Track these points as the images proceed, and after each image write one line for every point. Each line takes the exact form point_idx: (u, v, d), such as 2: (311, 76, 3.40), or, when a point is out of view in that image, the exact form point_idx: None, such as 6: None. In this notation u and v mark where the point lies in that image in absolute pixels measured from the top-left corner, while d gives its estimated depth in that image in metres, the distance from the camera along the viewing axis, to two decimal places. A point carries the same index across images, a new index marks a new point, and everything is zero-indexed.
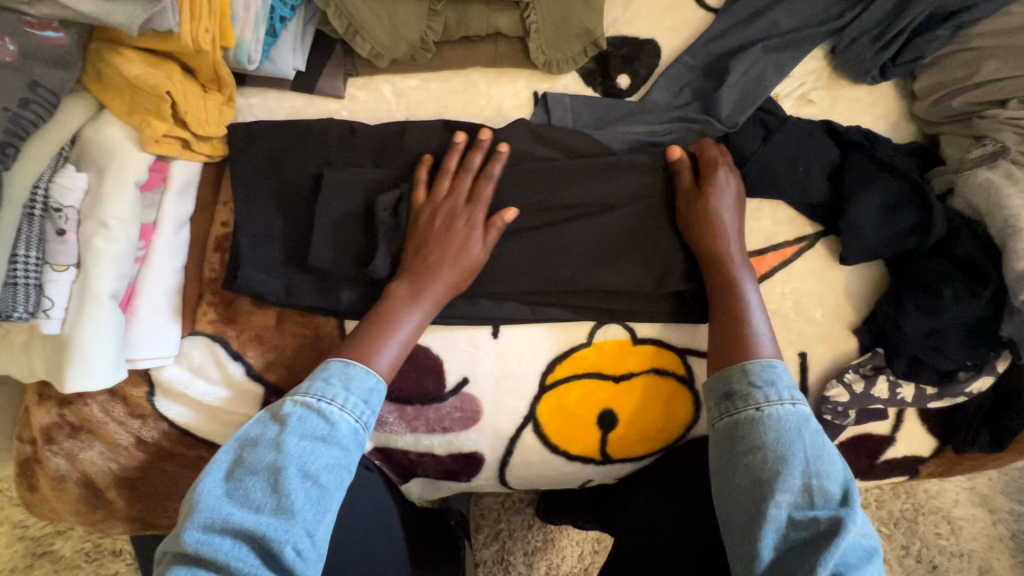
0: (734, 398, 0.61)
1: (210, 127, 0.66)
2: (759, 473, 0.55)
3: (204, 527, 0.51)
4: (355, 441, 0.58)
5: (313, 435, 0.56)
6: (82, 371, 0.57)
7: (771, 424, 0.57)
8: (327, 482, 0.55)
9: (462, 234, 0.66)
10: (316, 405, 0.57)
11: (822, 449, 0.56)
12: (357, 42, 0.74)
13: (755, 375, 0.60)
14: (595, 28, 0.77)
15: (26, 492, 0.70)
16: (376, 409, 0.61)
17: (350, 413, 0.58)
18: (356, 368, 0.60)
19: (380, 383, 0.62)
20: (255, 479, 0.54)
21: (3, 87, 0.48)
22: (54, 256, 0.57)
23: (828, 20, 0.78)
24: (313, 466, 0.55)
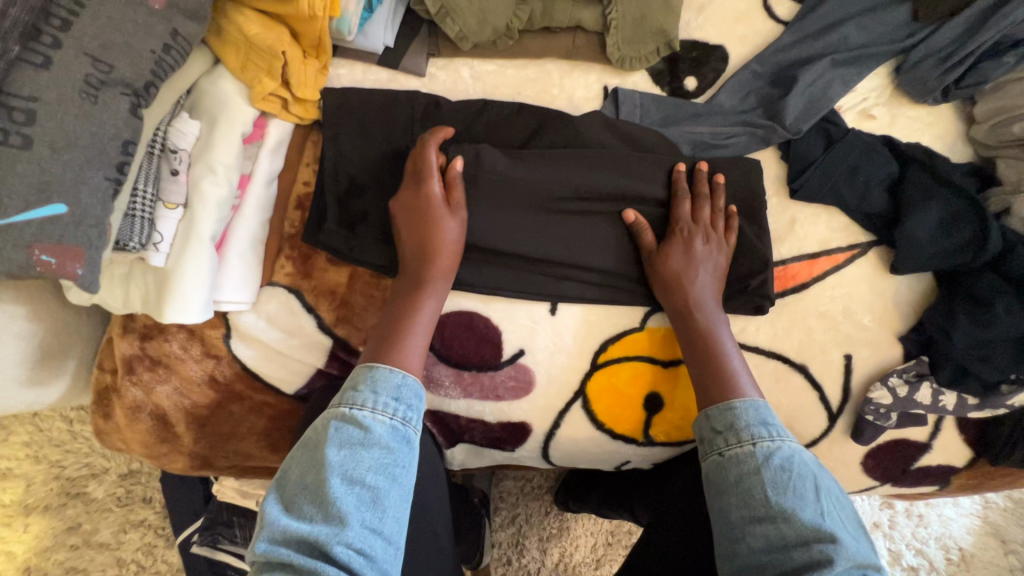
0: (704, 443, 0.64)
1: (308, 92, 0.69)
2: (730, 528, 0.57)
3: (271, 539, 0.53)
4: (396, 438, 0.58)
5: (352, 440, 0.57)
6: (178, 304, 0.61)
7: (740, 465, 0.59)
8: (373, 483, 0.55)
9: (430, 227, 0.67)
10: (350, 413, 0.58)
11: (794, 484, 0.57)
12: (447, 23, 0.77)
13: (717, 419, 0.63)
14: (670, 29, 0.80)
15: (100, 420, 0.74)
16: (409, 403, 0.60)
17: (383, 415, 0.58)
18: (380, 370, 0.61)
19: (406, 377, 0.62)
20: (309, 494, 0.55)
21: (150, 31, 0.52)
22: (167, 195, 0.61)
23: (898, 40, 0.81)
24: (357, 470, 0.55)
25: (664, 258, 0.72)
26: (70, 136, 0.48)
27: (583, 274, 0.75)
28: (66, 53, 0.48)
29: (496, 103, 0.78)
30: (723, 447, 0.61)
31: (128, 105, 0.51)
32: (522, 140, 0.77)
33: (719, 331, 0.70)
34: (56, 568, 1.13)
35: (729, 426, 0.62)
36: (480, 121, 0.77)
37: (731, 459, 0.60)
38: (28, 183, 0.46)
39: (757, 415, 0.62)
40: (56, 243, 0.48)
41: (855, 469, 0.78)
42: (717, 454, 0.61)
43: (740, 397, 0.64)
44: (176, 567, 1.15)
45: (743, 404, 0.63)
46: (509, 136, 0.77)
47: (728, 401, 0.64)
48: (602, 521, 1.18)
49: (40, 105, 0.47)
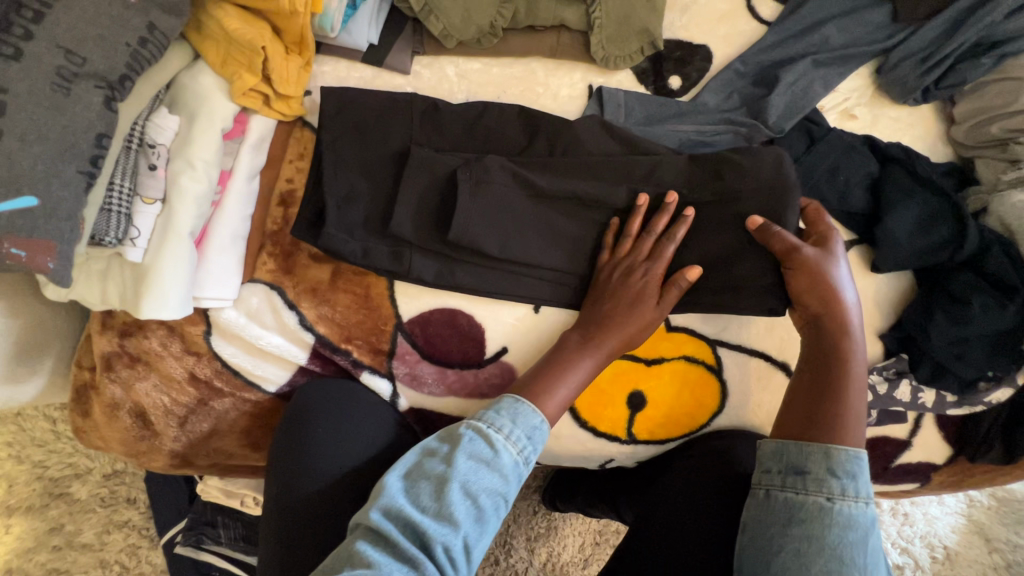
0: (807, 477, 0.58)
1: (289, 87, 0.69)
2: (809, 551, 0.55)
3: (385, 511, 0.54)
4: (514, 473, 0.58)
5: (478, 462, 0.57)
6: (156, 299, 0.61)
7: (841, 519, 0.56)
8: (485, 506, 0.56)
9: (637, 287, 0.69)
10: (486, 431, 0.59)
11: (879, 551, 0.57)
12: (431, 21, 0.77)
13: (843, 465, 0.57)
14: (654, 28, 0.80)
15: (79, 417, 0.74)
16: (535, 446, 0.61)
17: (513, 447, 0.59)
18: (525, 406, 0.61)
19: (542, 422, 0.62)
20: (429, 486, 0.56)
21: (126, 24, 0.52)
22: (144, 189, 0.61)
23: (879, 40, 0.82)
24: (477, 487, 0.56)
25: (803, 269, 0.65)
26: (41, 128, 0.47)
27: (543, 274, 0.74)
28: (39, 46, 0.48)
29: (496, 106, 0.77)
30: (833, 492, 0.57)
31: (102, 98, 0.51)
32: (522, 144, 0.76)
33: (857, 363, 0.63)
34: (37, 569, 1.12)
35: (850, 474, 0.57)
36: (479, 124, 0.76)
37: (837, 508, 0.56)
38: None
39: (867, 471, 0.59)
40: (27, 237, 0.47)
41: None
42: (816, 491, 0.57)
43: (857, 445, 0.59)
44: (160, 568, 1.14)
45: (853, 454, 0.58)
46: (508, 141, 0.76)
47: (855, 450, 0.58)
48: (590, 520, 1.18)
49: (11, 97, 0.46)
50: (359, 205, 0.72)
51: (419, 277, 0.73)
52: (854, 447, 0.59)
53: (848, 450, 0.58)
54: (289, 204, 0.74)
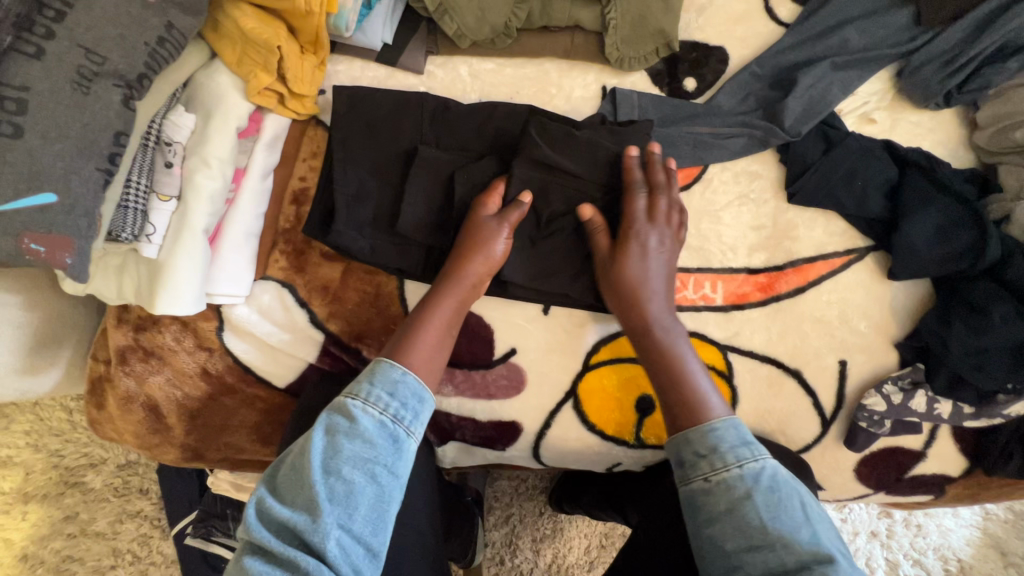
0: (709, 459, 0.59)
1: (303, 86, 0.70)
2: (711, 537, 0.56)
3: (260, 520, 0.53)
4: (381, 434, 0.56)
5: (338, 435, 0.55)
6: (170, 296, 0.61)
7: (729, 492, 0.57)
8: (353, 475, 0.54)
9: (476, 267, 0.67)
10: (344, 403, 0.58)
11: (782, 503, 0.56)
12: (445, 21, 0.77)
13: (699, 443, 0.61)
14: (670, 29, 0.80)
15: (94, 409, 0.75)
16: (404, 400, 0.59)
17: (373, 407, 0.57)
18: (382, 363, 0.61)
19: (406, 373, 0.60)
20: (295, 481, 0.54)
21: (144, 24, 0.53)
22: (161, 187, 0.62)
23: (901, 43, 0.80)
24: (337, 461, 0.54)
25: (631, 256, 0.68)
26: (62, 126, 0.48)
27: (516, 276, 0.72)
28: (60, 45, 0.48)
29: (507, 107, 0.76)
30: (708, 473, 0.59)
31: (120, 97, 0.52)
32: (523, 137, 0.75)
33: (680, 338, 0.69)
34: (52, 556, 1.14)
35: (712, 449, 0.60)
36: (488, 125, 0.75)
37: (718, 485, 0.58)
38: (19, 173, 0.46)
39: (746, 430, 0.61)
40: (46, 233, 0.48)
41: (848, 476, 0.77)
42: (716, 468, 0.59)
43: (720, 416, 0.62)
44: (171, 558, 1.16)
45: (722, 423, 0.61)
46: (513, 139, 0.75)
47: (710, 423, 0.61)
48: (596, 523, 1.18)
49: (32, 96, 0.47)
50: (362, 204, 0.72)
51: (425, 275, 0.73)
52: (710, 420, 0.62)
53: (702, 428, 0.61)
54: (302, 203, 0.75)
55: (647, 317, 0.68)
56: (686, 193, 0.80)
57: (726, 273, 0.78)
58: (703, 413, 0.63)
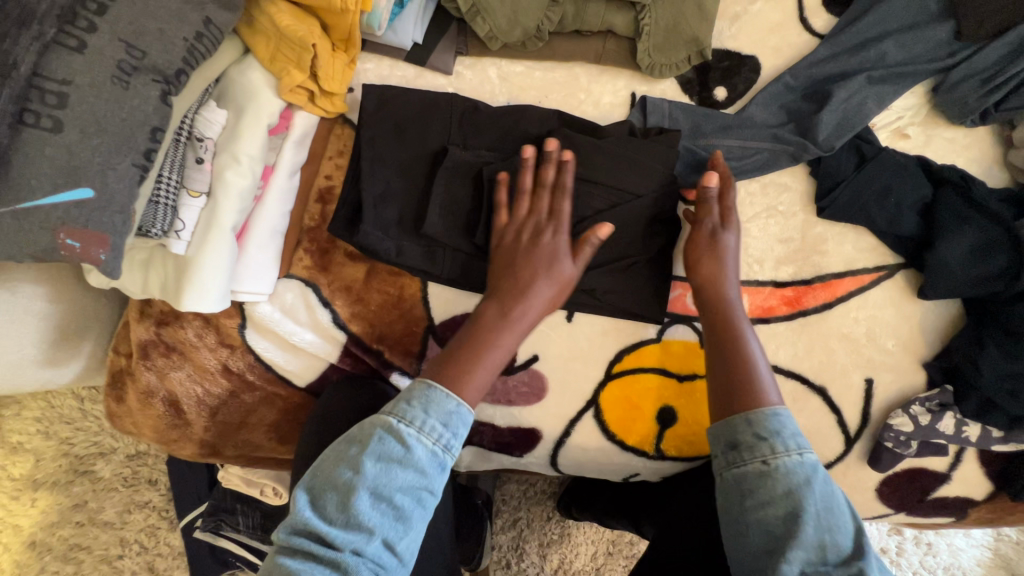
0: (747, 446, 0.54)
1: (335, 85, 0.69)
2: (757, 524, 0.51)
3: (294, 528, 0.53)
4: (433, 466, 0.54)
5: (389, 457, 0.53)
6: (197, 293, 0.61)
7: (779, 482, 0.52)
8: (401, 505, 0.53)
9: (548, 248, 0.66)
10: (395, 426, 0.54)
11: (834, 496, 0.52)
12: (478, 22, 0.77)
13: (761, 425, 0.54)
14: (704, 37, 0.79)
15: (113, 402, 0.75)
16: (457, 433, 0.56)
17: (427, 438, 0.54)
18: (439, 393, 0.56)
19: (460, 406, 0.57)
20: (332, 492, 0.53)
21: (183, 19, 0.52)
22: (191, 182, 0.61)
23: (938, 58, 0.79)
24: (387, 489, 0.53)
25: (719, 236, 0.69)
26: (100, 121, 0.47)
27: None
28: (101, 38, 0.48)
29: (536, 109, 0.75)
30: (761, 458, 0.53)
31: (159, 93, 0.51)
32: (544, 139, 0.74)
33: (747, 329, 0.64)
34: (60, 544, 1.14)
35: (760, 437, 0.54)
36: (517, 126, 0.74)
37: (775, 471, 0.52)
38: (57, 167, 0.46)
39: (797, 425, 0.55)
40: (82, 229, 0.47)
41: (869, 496, 0.76)
42: (762, 457, 0.53)
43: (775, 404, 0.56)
44: (177, 550, 1.16)
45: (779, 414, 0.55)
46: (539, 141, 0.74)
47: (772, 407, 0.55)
48: (604, 530, 1.17)
49: (72, 89, 0.47)
50: (389, 205, 0.71)
51: (450, 278, 0.72)
52: (771, 405, 0.56)
53: (765, 410, 0.55)
54: (327, 202, 0.74)
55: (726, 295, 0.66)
56: None
57: (752, 286, 0.77)
58: (760, 392, 0.57)
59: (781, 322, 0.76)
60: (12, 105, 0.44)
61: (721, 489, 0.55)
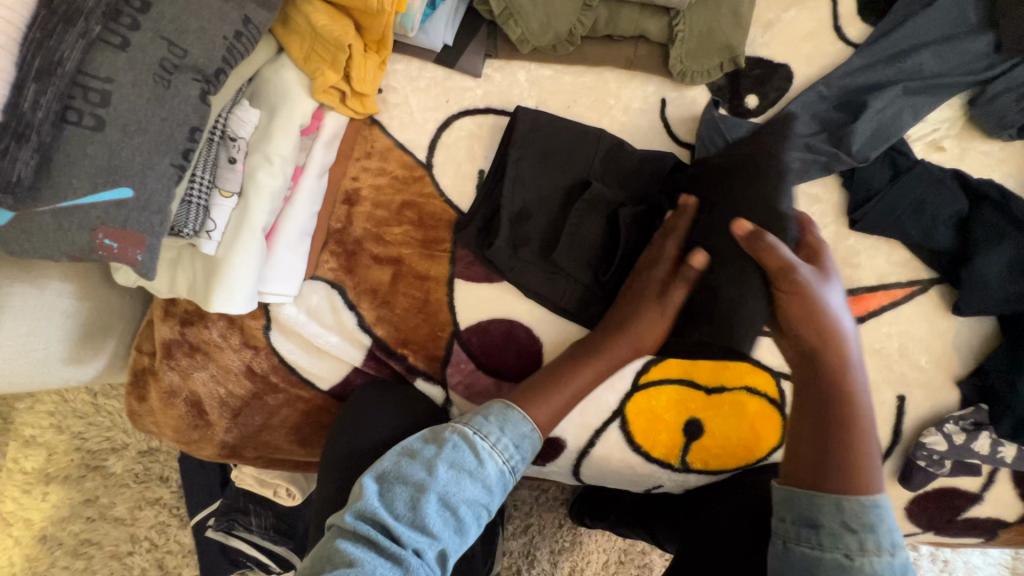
0: None
1: (366, 86, 0.68)
2: None
3: (359, 513, 0.52)
4: (499, 484, 0.57)
5: (463, 469, 0.55)
6: (227, 293, 0.60)
7: None
8: (464, 514, 0.53)
9: (653, 292, 0.68)
10: (473, 437, 0.57)
11: None
12: (509, 25, 0.76)
13: (857, 517, 0.53)
14: (738, 45, 0.78)
15: (135, 400, 0.74)
16: (523, 456, 0.59)
17: (499, 455, 0.57)
18: (516, 414, 0.60)
19: (532, 431, 0.60)
20: (405, 486, 0.54)
21: (224, 18, 0.51)
22: (223, 182, 0.60)
23: (976, 71, 0.77)
24: (457, 495, 0.54)
25: (795, 297, 0.61)
26: (141, 120, 0.47)
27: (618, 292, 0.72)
28: (144, 36, 0.47)
29: (610, 135, 0.74)
30: None
31: (198, 92, 0.50)
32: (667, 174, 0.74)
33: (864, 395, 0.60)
34: (70, 539, 1.14)
35: None
36: (589, 146, 0.73)
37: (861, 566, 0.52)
38: (97, 166, 0.45)
39: None
40: (120, 229, 0.47)
41: (897, 514, 0.74)
42: None
43: (873, 489, 0.55)
44: (187, 548, 1.15)
45: None
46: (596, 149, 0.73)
47: (863, 496, 0.54)
48: (616, 539, 1.16)
49: (115, 88, 0.46)
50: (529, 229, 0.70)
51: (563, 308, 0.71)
52: (872, 493, 0.55)
53: (862, 500, 0.54)
54: (354, 203, 0.75)
55: (816, 353, 0.61)
56: None
57: None
58: (868, 479, 0.56)
59: None
60: (54, 103, 0.43)
61: None
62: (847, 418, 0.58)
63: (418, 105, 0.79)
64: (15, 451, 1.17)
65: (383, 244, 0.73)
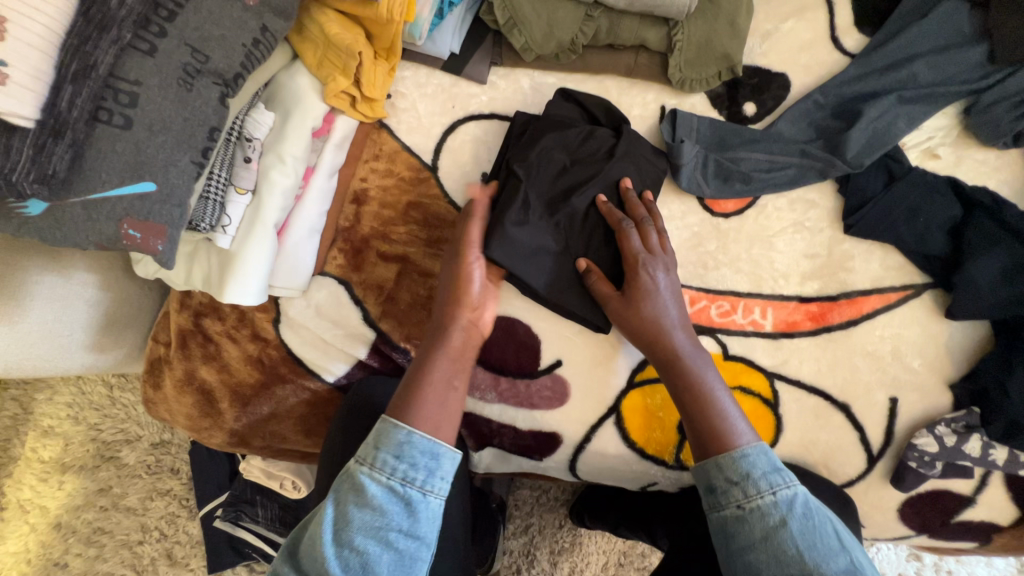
0: (719, 492, 0.58)
1: (375, 91, 0.72)
2: (746, 559, 0.54)
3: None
4: (391, 500, 0.53)
5: (349, 503, 0.53)
6: (239, 285, 0.64)
7: (764, 520, 0.54)
8: (365, 547, 0.52)
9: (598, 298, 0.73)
10: (355, 470, 0.55)
11: (818, 532, 0.54)
12: (514, 35, 0.79)
13: (731, 469, 0.57)
14: (735, 54, 0.80)
15: (150, 389, 0.78)
16: (413, 461, 0.54)
17: (381, 473, 0.54)
18: (386, 425, 0.55)
19: (412, 433, 0.55)
20: (311, 546, 0.53)
21: (243, 26, 0.55)
22: (238, 180, 0.64)
23: (972, 80, 0.79)
24: (353, 534, 0.52)
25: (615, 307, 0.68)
26: (165, 121, 0.50)
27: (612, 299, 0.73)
28: (170, 43, 0.51)
29: (601, 130, 0.76)
30: (742, 499, 0.56)
31: (218, 95, 0.54)
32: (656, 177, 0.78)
33: (704, 369, 0.65)
34: (84, 527, 1.18)
35: (743, 476, 0.56)
36: (586, 145, 0.75)
37: (750, 513, 0.55)
38: (124, 162, 0.49)
39: (772, 461, 0.57)
40: (143, 220, 0.51)
41: (890, 516, 0.75)
42: (750, 496, 0.55)
43: (747, 442, 0.59)
44: (195, 539, 1.19)
45: (753, 448, 0.58)
46: (591, 150, 0.75)
47: (740, 448, 0.58)
48: (616, 540, 1.17)
49: (143, 90, 0.49)
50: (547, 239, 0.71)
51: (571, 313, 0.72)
52: (740, 446, 0.58)
53: (732, 454, 0.58)
54: (362, 203, 0.78)
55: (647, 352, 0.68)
56: (741, 217, 0.81)
57: (777, 299, 0.78)
58: (730, 441, 0.59)
59: (805, 338, 0.76)
60: (88, 103, 0.47)
61: (715, 526, 0.58)
62: (698, 394, 0.63)
63: (426, 110, 0.82)
64: (34, 441, 1.21)
65: (389, 242, 0.76)
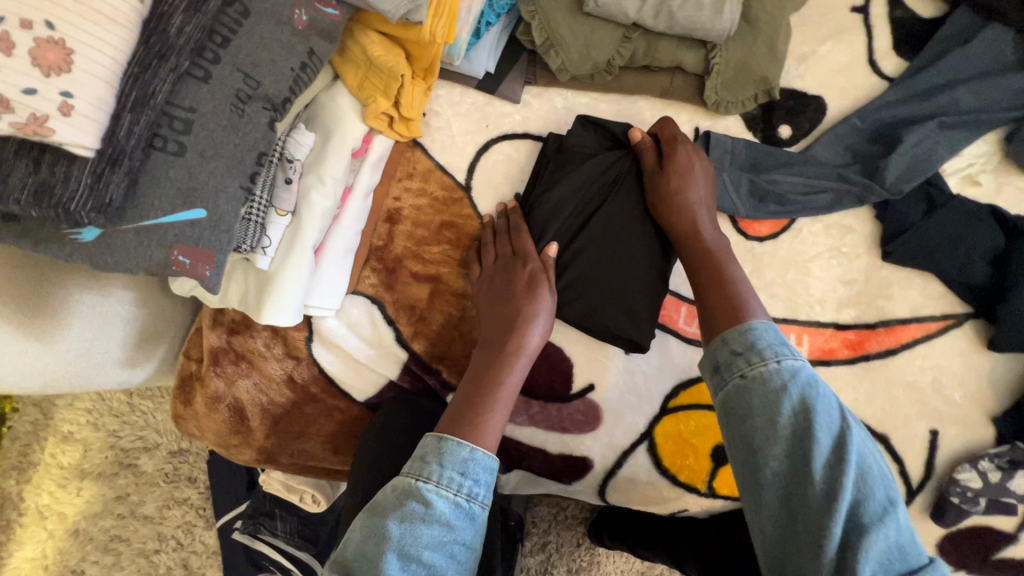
0: (723, 367, 0.52)
1: (413, 112, 0.71)
2: (745, 437, 0.48)
3: None
4: (459, 516, 0.51)
5: (412, 518, 0.49)
6: (277, 306, 0.63)
7: (767, 384, 0.49)
8: (434, 563, 0.48)
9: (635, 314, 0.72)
10: (416, 485, 0.51)
11: (825, 402, 0.48)
12: (550, 55, 0.78)
13: (738, 340, 0.52)
14: (773, 77, 0.79)
15: (180, 405, 0.78)
16: (477, 478, 0.53)
17: (448, 489, 0.51)
18: (449, 441, 0.53)
19: (474, 450, 0.54)
20: (364, 566, 0.48)
21: (291, 50, 0.55)
22: (279, 202, 0.63)
23: (1016, 107, 0.77)
24: (420, 550, 0.48)
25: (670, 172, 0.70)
26: (218, 147, 0.51)
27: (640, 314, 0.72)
28: (224, 70, 0.52)
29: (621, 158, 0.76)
30: (745, 367, 0.50)
31: (267, 119, 0.54)
32: None
33: (729, 267, 0.63)
34: (101, 534, 1.17)
35: (749, 346, 0.51)
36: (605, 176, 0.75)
37: (755, 378, 0.50)
38: (177, 189, 0.49)
39: (780, 335, 0.52)
40: (194, 246, 0.51)
41: (928, 550, 0.74)
42: (754, 364, 0.50)
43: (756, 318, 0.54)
44: (212, 549, 1.18)
45: (762, 325, 0.53)
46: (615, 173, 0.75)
47: (748, 324, 0.53)
48: (634, 560, 1.15)
49: (197, 116, 0.50)
50: (581, 272, 0.72)
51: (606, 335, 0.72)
52: (748, 321, 0.54)
53: (742, 325, 0.53)
54: (395, 222, 0.78)
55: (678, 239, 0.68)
56: (776, 241, 0.80)
57: (813, 326, 0.77)
58: (747, 311, 0.55)
59: (842, 367, 0.75)
60: (145, 131, 0.47)
61: (718, 403, 0.52)
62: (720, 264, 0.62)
63: (459, 129, 0.82)
64: (53, 446, 1.21)
65: (423, 261, 0.76)
